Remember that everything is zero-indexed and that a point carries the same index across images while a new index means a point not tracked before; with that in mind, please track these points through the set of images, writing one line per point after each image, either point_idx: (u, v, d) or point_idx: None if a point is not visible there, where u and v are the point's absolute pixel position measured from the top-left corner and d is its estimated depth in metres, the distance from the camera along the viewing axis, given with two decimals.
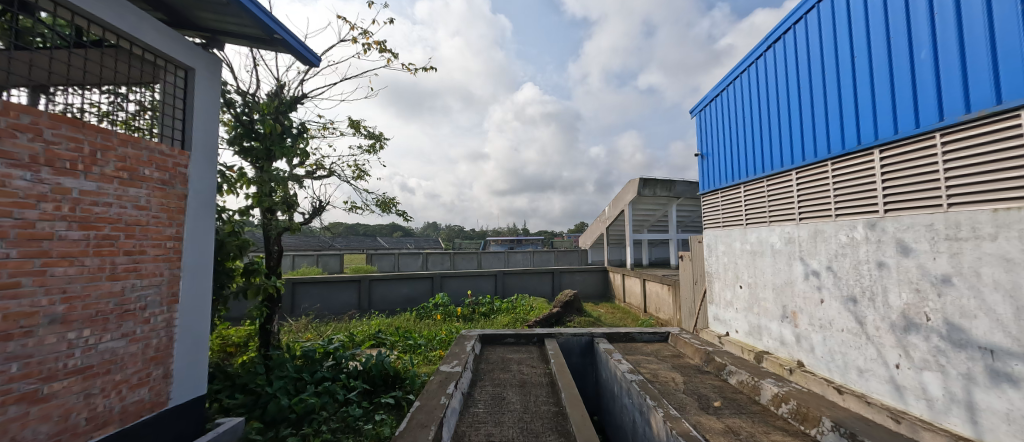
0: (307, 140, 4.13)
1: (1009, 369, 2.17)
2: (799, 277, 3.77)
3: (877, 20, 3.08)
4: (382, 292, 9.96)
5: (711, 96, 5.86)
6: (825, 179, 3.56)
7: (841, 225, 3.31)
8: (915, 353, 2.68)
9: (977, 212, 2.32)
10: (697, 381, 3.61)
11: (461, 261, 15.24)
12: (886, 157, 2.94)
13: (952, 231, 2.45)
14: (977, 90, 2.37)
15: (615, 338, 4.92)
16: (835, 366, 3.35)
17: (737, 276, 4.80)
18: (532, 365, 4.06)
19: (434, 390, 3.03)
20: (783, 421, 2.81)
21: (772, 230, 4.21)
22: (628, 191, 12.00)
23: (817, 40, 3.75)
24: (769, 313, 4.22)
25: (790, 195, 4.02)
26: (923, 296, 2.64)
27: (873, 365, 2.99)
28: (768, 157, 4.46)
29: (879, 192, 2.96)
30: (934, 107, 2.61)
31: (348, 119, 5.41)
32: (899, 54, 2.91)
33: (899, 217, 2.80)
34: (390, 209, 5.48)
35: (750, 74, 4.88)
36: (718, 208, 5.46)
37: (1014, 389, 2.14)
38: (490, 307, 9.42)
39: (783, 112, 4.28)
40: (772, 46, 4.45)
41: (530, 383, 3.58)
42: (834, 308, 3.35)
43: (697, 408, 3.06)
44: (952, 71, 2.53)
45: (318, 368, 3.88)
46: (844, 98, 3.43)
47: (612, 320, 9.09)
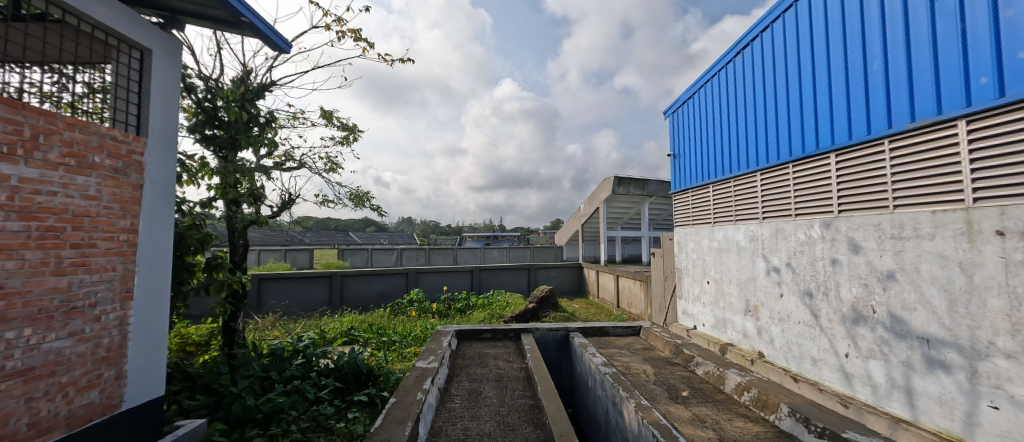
0: (275, 130, 3.95)
1: (943, 357, 2.38)
2: (761, 273, 3.97)
3: (836, 32, 3.27)
4: (354, 288, 9.74)
5: (683, 98, 6.03)
6: (787, 181, 3.75)
7: (800, 224, 3.51)
8: (862, 343, 2.89)
9: (917, 213, 2.52)
10: (667, 372, 3.74)
11: (437, 257, 15.12)
12: (841, 161, 3.14)
13: (897, 230, 2.65)
14: (921, 100, 2.57)
15: (588, 333, 5.02)
16: (791, 357, 3.56)
17: (705, 272, 4.99)
18: (509, 360, 4.09)
19: (410, 386, 3.01)
20: (745, 408, 2.96)
21: (737, 228, 4.41)
22: (603, 189, 12.20)
23: (781, 48, 3.92)
24: (732, 308, 4.43)
25: (753, 197, 4.23)
26: (870, 290, 2.84)
27: (825, 355, 3.20)
28: (733, 159, 4.67)
29: (834, 193, 3.17)
30: (884, 116, 2.81)
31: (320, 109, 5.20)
32: (855, 68, 3.10)
33: (851, 217, 3.00)
34: (364, 204, 5.34)
35: (720, 78, 5.05)
36: (688, 207, 5.65)
37: (947, 374, 2.35)
38: (466, 303, 9.39)
39: (748, 117, 4.48)
40: (740, 52, 4.63)
41: (507, 377, 3.60)
42: (792, 302, 3.55)
43: (667, 397, 3.18)
44: (900, 82, 2.73)
45: (287, 367, 3.77)
46: (805, 104, 3.62)
47: (586, 316, 9.24)
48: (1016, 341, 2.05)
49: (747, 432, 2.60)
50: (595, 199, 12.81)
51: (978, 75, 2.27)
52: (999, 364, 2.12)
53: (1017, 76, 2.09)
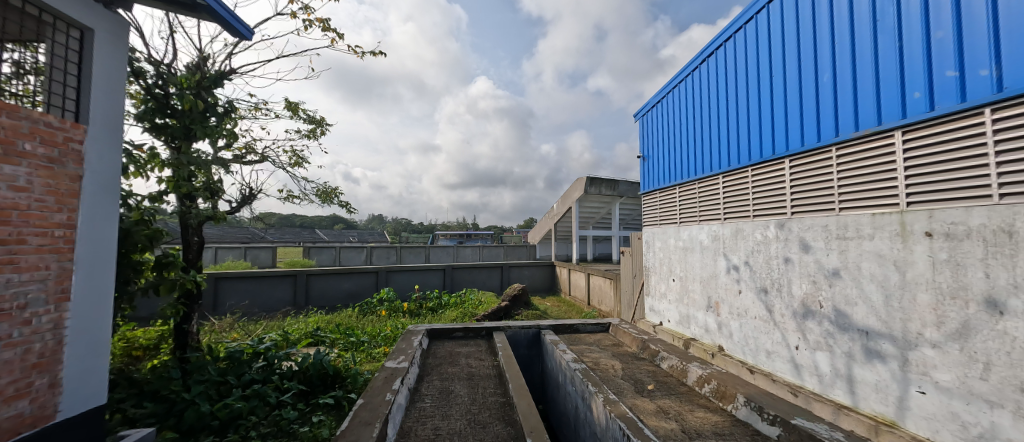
0: (235, 120, 3.73)
1: (879, 347, 2.59)
2: (722, 271, 4.17)
3: (792, 46, 3.48)
4: (320, 288, 9.40)
5: (652, 102, 6.23)
6: (746, 184, 3.97)
7: (757, 224, 3.71)
8: (810, 336, 3.11)
9: (859, 216, 2.74)
10: (633, 367, 3.87)
11: (408, 255, 14.86)
12: (795, 166, 3.36)
13: (842, 231, 2.86)
14: (865, 111, 2.79)
15: (559, 330, 5.10)
16: (748, 350, 3.77)
17: (671, 270, 5.19)
18: (480, 358, 4.09)
19: (378, 386, 2.94)
20: (706, 399, 3.10)
21: (701, 228, 4.61)
22: (575, 189, 12.38)
23: (743, 58, 4.13)
24: (696, 304, 4.63)
25: (715, 199, 4.44)
26: (818, 286, 3.05)
27: (778, 348, 3.41)
28: (698, 162, 4.87)
29: (789, 197, 3.38)
30: (833, 125, 3.03)
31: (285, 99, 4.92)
32: (809, 80, 3.31)
33: (802, 219, 3.22)
34: (332, 200, 5.16)
35: (687, 84, 5.26)
36: (656, 207, 5.86)
37: (882, 363, 2.57)
38: (438, 302, 9.28)
39: (711, 122, 4.68)
40: (705, 60, 4.84)
41: (479, 376, 3.59)
42: (749, 298, 3.76)
43: (633, 391, 3.28)
44: (846, 94, 2.95)
45: (246, 370, 3.59)
46: (763, 112, 3.84)
47: (558, 313, 9.37)
48: (941, 332, 2.27)
49: (706, 421, 2.73)
50: (568, 198, 13.00)
51: (911, 90, 2.49)
52: (926, 353, 2.33)
53: (944, 93, 2.30)
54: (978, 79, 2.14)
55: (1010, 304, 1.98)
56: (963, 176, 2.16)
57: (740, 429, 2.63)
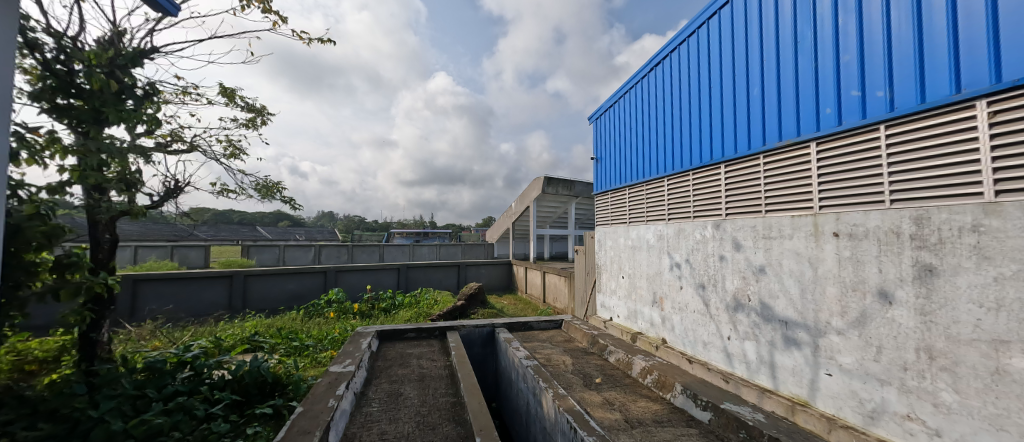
0: (157, 105, 3.33)
1: (796, 335, 2.89)
2: (666, 268, 4.43)
3: (729, 60, 3.77)
4: (260, 290, 8.73)
5: (605, 106, 6.49)
6: (687, 187, 4.25)
7: (697, 224, 3.99)
8: (740, 326, 3.39)
9: (780, 218, 3.04)
10: (583, 362, 4.00)
11: (360, 254, 14.25)
12: (729, 171, 3.66)
13: (767, 231, 3.16)
14: (787, 124, 3.10)
15: (514, 328, 5.15)
16: (688, 341, 4.04)
17: (621, 267, 5.42)
18: (432, 359, 4.02)
19: (320, 393, 2.78)
20: (648, 389, 3.28)
21: (648, 228, 4.86)
22: (533, 188, 12.53)
23: (685, 69, 4.42)
24: (642, 299, 4.88)
25: (660, 200, 4.71)
26: (747, 281, 3.34)
27: (713, 339, 3.69)
28: (646, 165, 5.14)
29: (724, 200, 3.67)
30: (761, 134, 3.34)
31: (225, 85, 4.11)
32: (743, 93, 3.62)
33: (734, 220, 3.51)
34: (274, 195, 4.80)
35: (636, 90, 5.53)
36: (607, 208, 6.11)
37: (798, 350, 2.87)
38: (392, 302, 8.97)
39: (658, 128, 4.95)
40: (652, 69, 5.12)
41: (430, 377, 3.52)
42: (689, 293, 4.03)
43: (582, 385, 3.40)
44: (772, 107, 3.27)
45: (168, 382, 3.26)
46: (702, 120, 4.14)
47: (514, 311, 9.45)
48: (844, 321, 2.57)
49: (647, 410, 2.89)
50: (526, 197, 13.14)
51: (823, 106, 2.81)
52: (832, 339, 2.64)
53: (850, 111, 2.62)
54: (876, 99, 2.46)
55: (897, 295, 2.29)
56: (863, 183, 2.47)
57: (677, 416, 2.81)
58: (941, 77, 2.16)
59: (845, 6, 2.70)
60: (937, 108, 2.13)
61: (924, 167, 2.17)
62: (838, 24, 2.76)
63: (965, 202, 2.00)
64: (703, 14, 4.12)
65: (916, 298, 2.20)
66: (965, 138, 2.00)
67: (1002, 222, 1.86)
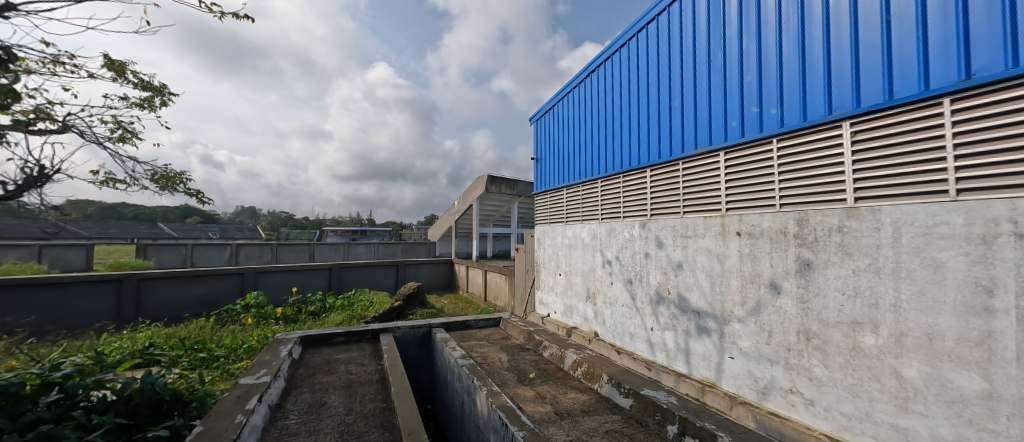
0: (17, 74, 2.65)
1: (706, 324, 3.22)
2: (599, 265, 4.66)
3: (654, 73, 4.09)
4: (159, 295, 7.62)
5: (545, 108, 6.68)
6: (618, 188, 4.53)
7: (626, 224, 4.26)
8: (661, 318, 3.68)
9: (695, 219, 3.36)
10: (519, 358, 4.07)
11: (287, 253, 13.14)
12: (654, 175, 3.97)
13: (685, 231, 3.47)
14: (701, 133, 3.44)
15: (452, 327, 5.08)
16: (617, 334, 4.30)
17: (558, 265, 5.60)
18: (362, 363, 3.82)
19: (226, 408, 2.49)
20: (578, 381, 3.43)
21: (583, 227, 5.08)
22: (477, 187, 12.47)
23: (618, 77, 4.71)
24: (577, 295, 5.09)
25: (594, 201, 4.97)
26: (667, 276, 3.63)
27: (638, 330, 3.97)
28: (582, 167, 5.38)
29: (649, 202, 3.97)
30: (681, 142, 3.67)
31: (112, 58, 3.37)
32: (665, 103, 3.93)
33: (657, 220, 3.81)
34: (176, 187, 4.21)
35: (575, 94, 5.77)
36: (546, 207, 6.29)
37: (707, 337, 3.20)
38: (321, 305, 8.36)
39: (593, 132, 5.21)
40: (589, 75, 5.38)
41: (358, 383, 3.34)
42: (619, 288, 4.28)
43: (516, 381, 3.45)
44: (689, 117, 3.60)
45: (27, 409, 2.68)
46: (632, 126, 4.43)
47: (455, 311, 9.33)
48: (744, 309, 2.91)
49: (576, 401, 3.02)
50: (469, 195, 13.04)
51: (729, 120, 3.17)
52: (735, 327, 2.98)
53: (750, 124, 2.98)
54: (770, 116, 2.83)
55: (784, 286, 2.63)
56: (760, 189, 2.83)
57: (602, 404, 2.97)
58: (818, 100, 2.54)
59: (748, 32, 3.06)
60: (815, 126, 2.52)
61: (806, 177, 2.53)
62: (741, 48, 3.12)
63: (833, 206, 2.36)
64: (634, 27, 4.43)
65: (798, 288, 2.55)
66: (834, 153, 2.38)
67: (859, 224, 2.23)
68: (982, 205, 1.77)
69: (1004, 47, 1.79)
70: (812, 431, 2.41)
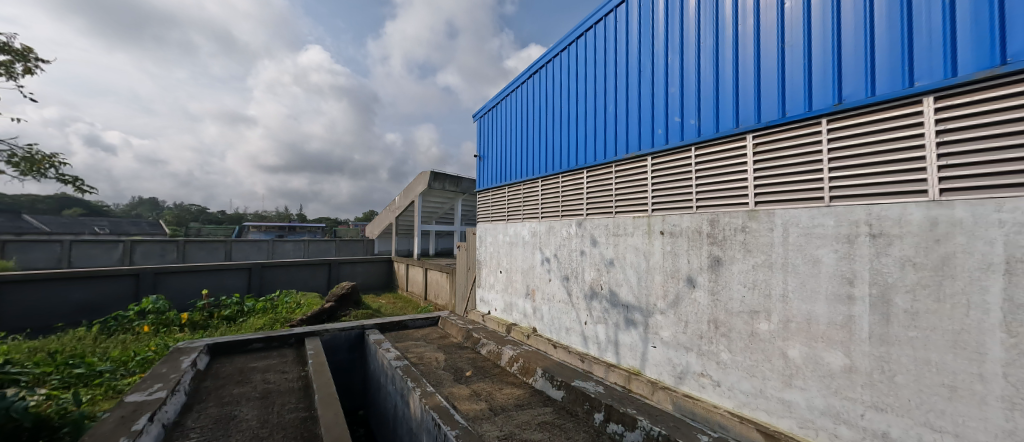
0: None
1: (633, 317, 3.45)
2: (538, 262, 4.78)
3: (592, 79, 4.27)
4: (20, 301, 6.33)
5: (489, 106, 6.68)
6: (557, 188, 4.67)
7: (564, 222, 4.41)
8: (594, 312, 3.87)
9: (626, 218, 3.59)
10: (456, 356, 4.03)
11: (197, 251, 11.77)
12: (590, 177, 4.15)
13: (616, 229, 3.68)
14: (632, 139, 3.66)
15: (387, 328, 4.88)
16: (553, 329, 4.44)
17: (499, 262, 5.65)
18: (282, 371, 3.51)
19: (106, 431, 2.14)
20: (513, 376, 3.49)
21: (523, 225, 5.17)
22: (419, 183, 12.10)
23: (559, 80, 4.85)
24: (517, 292, 5.17)
25: (534, 200, 5.07)
26: (600, 272, 3.83)
27: (573, 325, 4.14)
28: (523, 166, 5.46)
29: (585, 202, 4.15)
30: (614, 146, 3.87)
31: None
32: (601, 109, 4.13)
33: (592, 219, 4.00)
34: (45, 171, 3.53)
35: (517, 94, 5.83)
36: (488, 205, 6.29)
37: (634, 329, 3.43)
38: (239, 308, 7.54)
39: (533, 132, 5.31)
40: (532, 76, 5.47)
41: (276, 392, 3.07)
42: (556, 285, 4.43)
43: (452, 380, 3.41)
44: (622, 123, 3.81)
45: None
46: (570, 128, 4.58)
47: (393, 310, 8.98)
48: (665, 302, 3.17)
49: (510, 397, 3.06)
50: (411, 191, 12.62)
51: (656, 128, 3.42)
52: (657, 318, 3.23)
53: (673, 133, 3.24)
54: (690, 126, 3.10)
55: (698, 280, 2.91)
56: (680, 192, 3.10)
57: (536, 398, 3.05)
58: (728, 114, 2.83)
59: (673, 48, 3.31)
60: (725, 137, 2.81)
61: (718, 182, 2.82)
62: (667, 63, 3.38)
63: (737, 209, 2.67)
64: (574, 33, 4.58)
65: (709, 282, 2.83)
66: (740, 162, 2.69)
67: (758, 225, 2.54)
68: (847, 210, 2.11)
69: (866, 79, 2.14)
70: (718, 408, 2.70)
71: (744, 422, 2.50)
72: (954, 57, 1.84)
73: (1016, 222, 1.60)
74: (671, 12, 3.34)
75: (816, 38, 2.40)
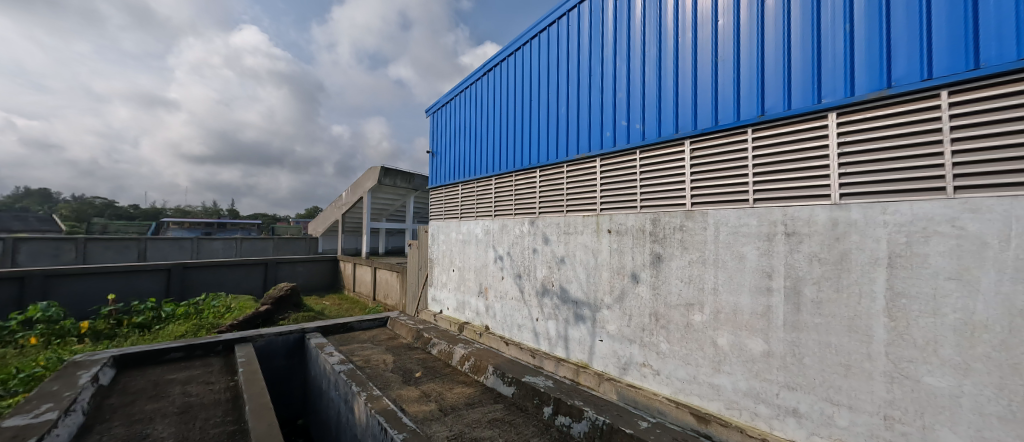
0: None
1: (582, 312, 3.58)
2: (491, 260, 4.78)
3: (545, 80, 4.34)
4: None
5: (442, 101, 6.55)
6: (510, 186, 4.69)
7: (517, 220, 4.45)
8: (546, 308, 3.96)
9: (576, 217, 3.70)
10: (405, 358, 3.92)
11: (102, 250, 10.33)
12: (542, 176, 4.22)
13: (567, 228, 3.79)
14: (582, 140, 3.78)
15: (330, 331, 4.62)
16: (506, 326, 4.48)
17: (451, 261, 5.58)
18: (207, 382, 3.19)
19: None
20: (465, 375, 3.47)
21: (476, 223, 5.14)
22: (368, 178, 11.58)
23: (513, 79, 4.87)
24: (470, 290, 5.15)
25: (487, 198, 5.06)
26: (551, 269, 3.92)
27: (525, 322, 4.20)
28: (476, 163, 5.42)
29: (537, 201, 4.22)
30: (566, 146, 3.97)
31: None
32: (553, 109, 4.21)
33: (544, 218, 4.08)
34: None
35: (471, 90, 5.77)
36: (441, 202, 6.18)
37: (582, 324, 3.56)
38: (154, 314, 6.73)
39: (487, 130, 5.30)
40: (486, 73, 5.44)
41: (198, 406, 2.78)
42: (509, 282, 4.46)
43: (401, 382, 3.31)
44: (573, 124, 3.92)
45: None
46: (523, 127, 4.62)
47: (338, 312, 8.53)
48: (611, 297, 3.32)
49: (461, 396, 3.04)
50: (359, 187, 12.04)
51: (605, 130, 3.56)
52: (604, 313, 3.37)
53: (620, 136, 3.40)
54: (635, 130, 3.27)
55: (642, 276, 3.08)
56: (626, 193, 3.26)
57: (486, 395, 3.06)
58: (669, 120, 3.02)
59: (621, 55, 3.47)
60: (667, 142, 3.00)
61: (660, 183, 3.01)
62: (615, 68, 3.53)
63: (676, 209, 2.87)
64: (527, 34, 4.63)
65: (651, 277, 3.01)
66: (679, 165, 2.89)
67: (693, 224, 2.74)
68: (767, 211, 2.35)
69: (784, 94, 2.39)
70: (657, 395, 2.89)
71: (680, 407, 2.71)
72: (853, 79, 2.12)
73: (897, 223, 1.87)
74: (619, 20, 3.49)
75: (744, 54, 2.63)
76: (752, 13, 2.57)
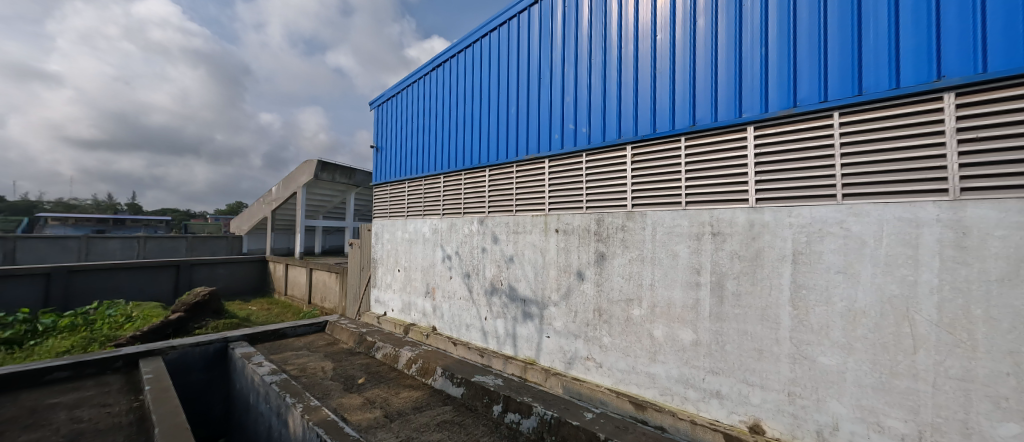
0: None
1: (529, 310, 3.66)
2: (439, 259, 4.71)
3: (494, 79, 4.36)
4: None
5: (388, 95, 6.30)
6: (459, 184, 4.65)
7: (466, 219, 4.43)
8: (494, 307, 4.00)
9: (525, 217, 3.77)
10: (347, 363, 3.73)
11: None
12: (492, 175, 4.24)
13: (516, 227, 3.85)
14: (532, 141, 3.86)
15: (259, 338, 4.26)
16: (453, 326, 4.45)
17: (397, 261, 5.40)
18: (104, 405, 2.78)
19: None
20: (411, 378, 3.39)
21: (424, 222, 5.03)
22: (304, 173, 10.80)
23: (462, 77, 4.82)
24: (416, 291, 5.03)
25: (435, 196, 4.96)
26: (500, 267, 3.96)
27: (474, 321, 4.21)
28: (424, 161, 5.29)
29: (486, 200, 4.23)
30: (515, 146, 4.02)
31: None
32: (502, 109, 4.23)
33: (494, 217, 4.10)
34: None
35: (419, 85, 5.62)
36: (386, 199, 5.95)
37: (530, 321, 3.65)
38: (30, 328, 5.71)
39: (435, 127, 5.19)
40: (434, 69, 5.33)
41: (94, 433, 2.42)
42: (457, 282, 4.43)
43: (342, 389, 3.15)
44: (522, 124, 3.98)
45: None
46: (473, 126, 4.60)
47: (268, 318, 7.86)
48: (558, 294, 3.44)
49: (407, 400, 2.97)
50: (293, 183, 11.19)
51: (553, 132, 3.66)
52: (551, 310, 3.48)
53: (568, 138, 3.52)
54: (582, 134, 3.41)
55: (586, 273, 3.23)
56: (573, 194, 3.39)
57: (435, 398, 3.02)
58: (612, 125, 3.19)
59: (569, 60, 3.59)
60: (610, 147, 3.17)
61: (604, 186, 3.17)
62: (564, 73, 3.64)
63: (618, 210, 3.05)
64: (477, 32, 4.61)
65: (595, 275, 3.17)
66: (621, 169, 3.07)
67: (633, 224, 2.93)
68: (697, 213, 2.59)
69: (712, 107, 2.63)
70: (599, 387, 3.06)
71: (620, 396, 2.89)
72: (767, 96, 2.39)
73: (800, 224, 2.16)
74: (567, 27, 3.61)
75: (678, 68, 2.85)
76: (686, 31, 2.80)
